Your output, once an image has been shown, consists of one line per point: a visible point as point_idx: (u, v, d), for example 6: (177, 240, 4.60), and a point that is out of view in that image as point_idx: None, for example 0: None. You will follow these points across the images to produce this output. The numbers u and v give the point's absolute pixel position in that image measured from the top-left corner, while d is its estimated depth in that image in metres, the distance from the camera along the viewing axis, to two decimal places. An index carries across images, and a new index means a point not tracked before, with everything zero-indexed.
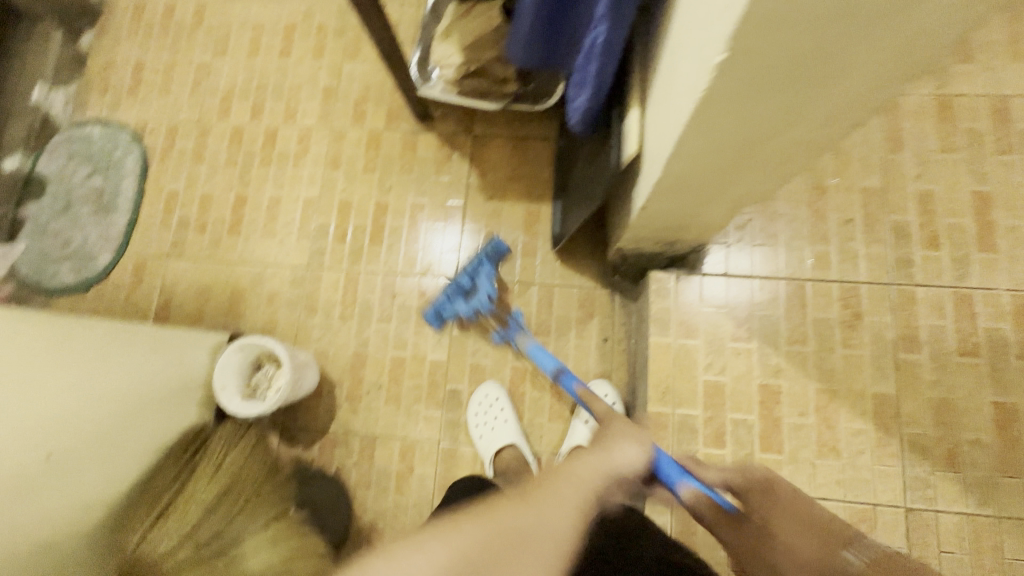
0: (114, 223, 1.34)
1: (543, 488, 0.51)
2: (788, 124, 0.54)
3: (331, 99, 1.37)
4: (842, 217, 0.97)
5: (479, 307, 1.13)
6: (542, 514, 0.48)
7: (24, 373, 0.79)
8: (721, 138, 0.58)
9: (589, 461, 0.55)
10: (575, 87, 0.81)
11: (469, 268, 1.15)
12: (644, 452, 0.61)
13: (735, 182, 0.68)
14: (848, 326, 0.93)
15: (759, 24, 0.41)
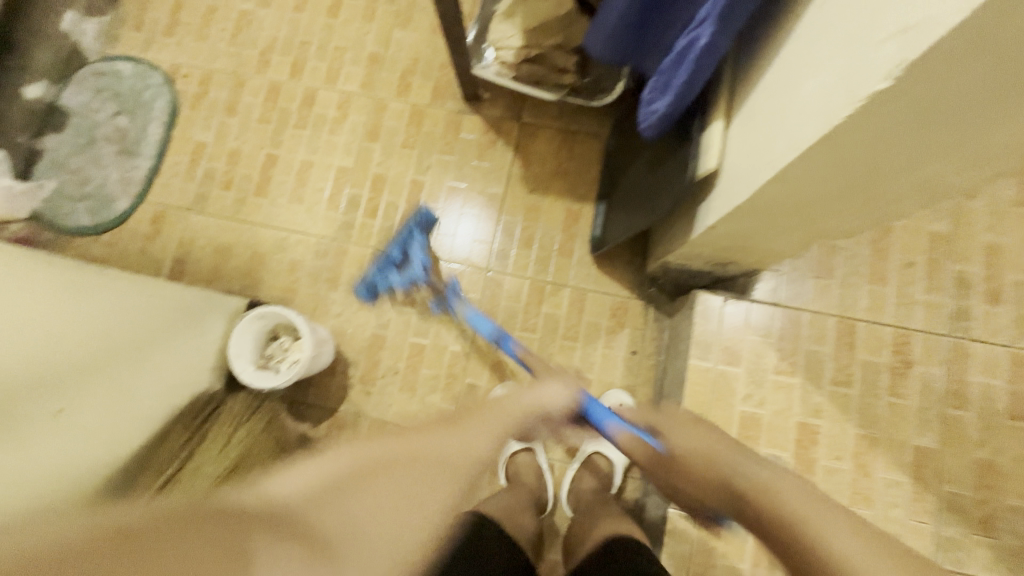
0: (136, 167, 1.29)
1: (471, 416, 0.58)
2: (919, 164, 0.48)
3: (377, 66, 1.30)
4: (904, 260, 0.93)
5: (412, 278, 1.11)
6: (467, 440, 0.53)
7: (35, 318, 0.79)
8: (821, 177, 0.54)
9: (512, 402, 0.64)
10: (655, 90, 0.75)
11: (396, 238, 1.12)
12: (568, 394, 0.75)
13: (819, 216, 0.64)
14: (896, 374, 0.89)
15: (924, 75, 0.36)
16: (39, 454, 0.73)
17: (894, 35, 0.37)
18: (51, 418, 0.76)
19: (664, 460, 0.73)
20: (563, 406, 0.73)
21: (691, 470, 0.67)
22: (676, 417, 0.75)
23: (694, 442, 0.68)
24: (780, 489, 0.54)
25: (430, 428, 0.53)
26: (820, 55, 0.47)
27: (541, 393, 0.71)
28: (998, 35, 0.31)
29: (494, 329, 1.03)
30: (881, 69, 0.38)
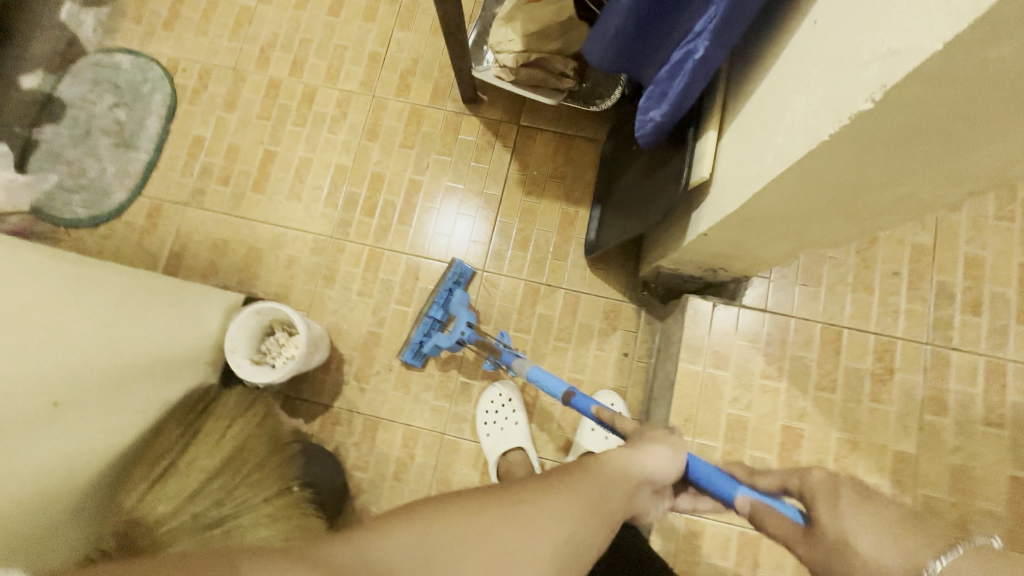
0: (134, 160, 1.29)
1: (574, 486, 0.56)
2: (900, 180, 0.50)
3: (377, 66, 1.31)
4: (888, 270, 0.96)
5: (461, 337, 1.05)
6: (566, 521, 0.52)
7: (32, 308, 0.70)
8: (807, 189, 0.56)
9: (614, 464, 0.60)
10: (652, 99, 0.77)
11: (437, 299, 1.13)
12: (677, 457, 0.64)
13: (805, 226, 0.67)
14: (879, 380, 0.92)
15: (906, 99, 0.38)
16: (36, 453, 0.68)
17: (878, 58, 0.39)
18: (48, 411, 0.70)
19: (834, 554, 0.48)
20: (660, 481, 0.62)
21: (851, 551, 0.47)
22: (828, 482, 0.53)
23: (862, 522, 0.48)
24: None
25: (535, 499, 0.53)
26: (809, 73, 0.49)
27: (639, 462, 0.61)
28: (973, 64, 0.33)
29: (560, 384, 0.88)
30: (865, 91, 0.40)
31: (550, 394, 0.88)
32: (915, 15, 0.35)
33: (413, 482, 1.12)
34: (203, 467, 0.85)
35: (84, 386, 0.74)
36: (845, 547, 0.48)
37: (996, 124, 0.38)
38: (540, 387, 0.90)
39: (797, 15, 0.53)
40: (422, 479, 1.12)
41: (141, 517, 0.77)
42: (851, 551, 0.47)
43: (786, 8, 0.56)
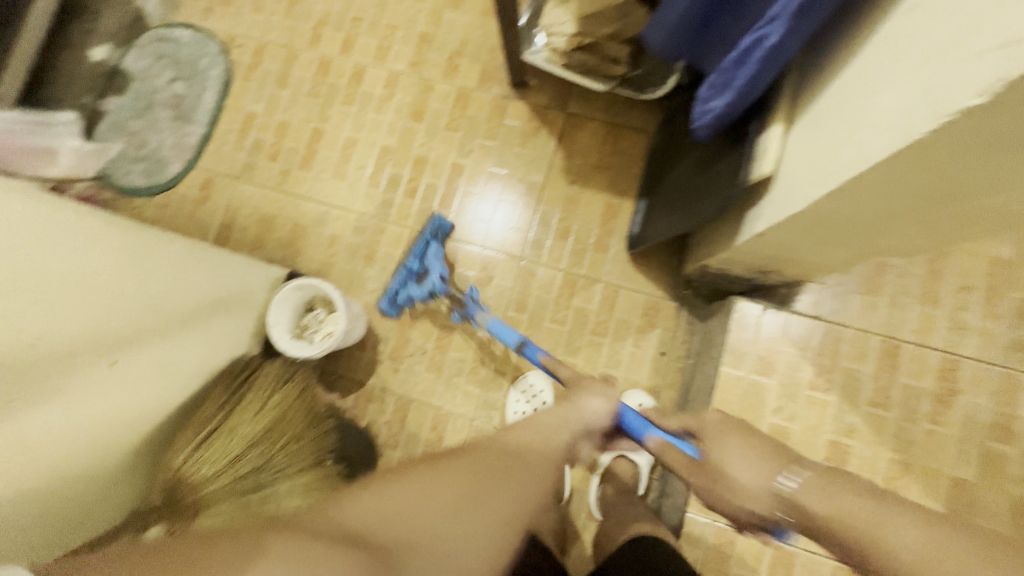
0: (190, 133, 1.33)
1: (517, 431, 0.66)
2: (1002, 189, 0.45)
3: (426, 47, 1.30)
4: (959, 283, 0.89)
5: (433, 290, 1.15)
6: (516, 459, 0.61)
7: (74, 272, 0.73)
8: (888, 194, 0.52)
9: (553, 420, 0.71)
10: (713, 88, 0.73)
11: (414, 249, 1.18)
12: (608, 405, 0.78)
13: (881, 233, 0.62)
14: (939, 401, 0.86)
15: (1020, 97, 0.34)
16: (91, 409, 0.72)
17: (993, 48, 0.34)
18: (106, 370, 0.74)
19: (711, 480, 0.65)
20: (597, 428, 0.75)
21: (727, 477, 0.63)
22: (717, 425, 0.67)
23: (746, 461, 0.62)
24: (811, 499, 0.54)
25: (486, 447, 0.62)
26: (905, 62, 0.44)
27: (577, 412, 0.74)
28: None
29: (513, 336, 1.00)
30: (973, 86, 0.36)
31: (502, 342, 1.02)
32: None
33: None
34: (243, 434, 0.88)
35: (133, 344, 0.77)
36: (721, 475, 0.64)
37: None
38: (495, 335, 1.04)
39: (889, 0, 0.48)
40: None
41: (186, 476, 0.82)
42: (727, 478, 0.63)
43: None
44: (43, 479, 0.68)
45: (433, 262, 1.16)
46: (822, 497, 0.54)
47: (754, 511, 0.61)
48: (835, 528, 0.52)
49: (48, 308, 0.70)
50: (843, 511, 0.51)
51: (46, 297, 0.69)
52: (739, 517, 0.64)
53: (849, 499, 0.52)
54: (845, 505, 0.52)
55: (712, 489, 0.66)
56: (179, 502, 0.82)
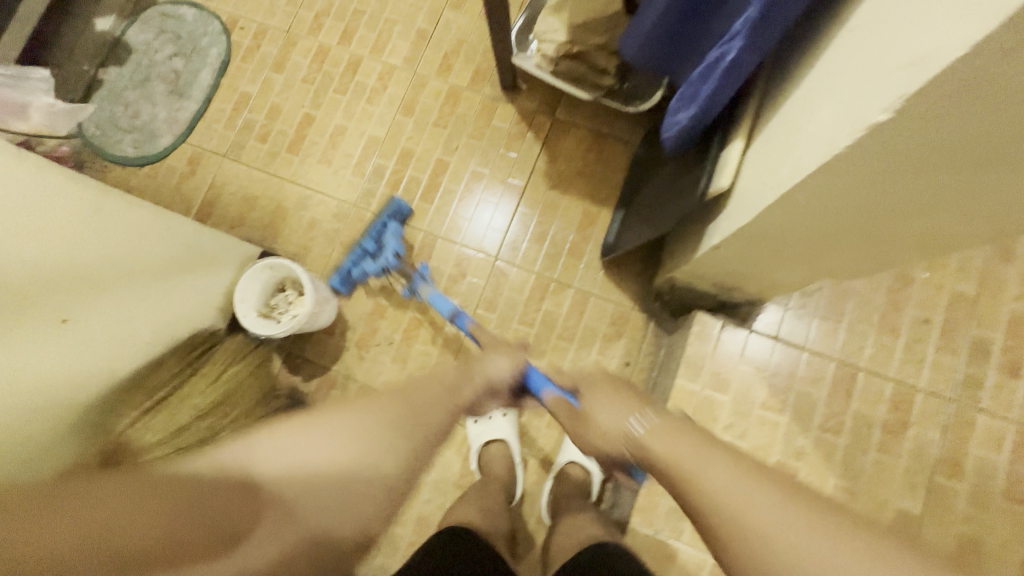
0: (184, 108, 1.35)
1: (390, 399, 0.58)
2: (936, 205, 0.47)
3: (423, 43, 1.32)
4: (919, 316, 0.89)
5: (384, 264, 1.12)
6: (389, 431, 0.55)
7: (47, 217, 0.74)
8: (827, 209, 0.53)
9: (429, 395, 0.62)
10: (681, 101, 0.74)
11: (373, 230, 1.17)
12: (513, 364, 0.79)
13: (830, 249, 0.63)
14: (890, 431, 0.86)
15: (922, 115, 0.36)
16: (45, 360, 0.72)
17: (897, 69, 0.36)
18: (57, 326, 0.73)
19: (578, 423, 0.75)
20: (501, 385, 0.76)
21: (591, 422, 0.71)
22: (602, 383, 0.74)
23: (606, 403, 0.70)
24: (653, 442, 0.59)
25: (336, 417, 0.53)
26: (835, 84, 0.46)
27: (484, 373, 0.74)
28: (999, 82, 0.31)
29: (450, 309, 1.00)
30: (882, 101, 0.38)
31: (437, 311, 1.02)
32: (940, 17, 0.32)
33: None
34: (194, 404, 0.92)
35: (91, 301, 0.77)
36: (586, 418, 0.72)
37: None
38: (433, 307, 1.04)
39: (839, 21, 0.49)
40: None
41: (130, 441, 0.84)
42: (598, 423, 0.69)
43: (829, 12, 0.52)
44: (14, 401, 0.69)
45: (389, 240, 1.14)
46: (659, 441, 0.59)
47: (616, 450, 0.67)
48: (670, 472, 0.55)
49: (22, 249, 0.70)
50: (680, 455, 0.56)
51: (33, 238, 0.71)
52: (598, 454, 0.73)
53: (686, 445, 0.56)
54: (680, 450, 0.56)
55: (578, 429, 0.75)
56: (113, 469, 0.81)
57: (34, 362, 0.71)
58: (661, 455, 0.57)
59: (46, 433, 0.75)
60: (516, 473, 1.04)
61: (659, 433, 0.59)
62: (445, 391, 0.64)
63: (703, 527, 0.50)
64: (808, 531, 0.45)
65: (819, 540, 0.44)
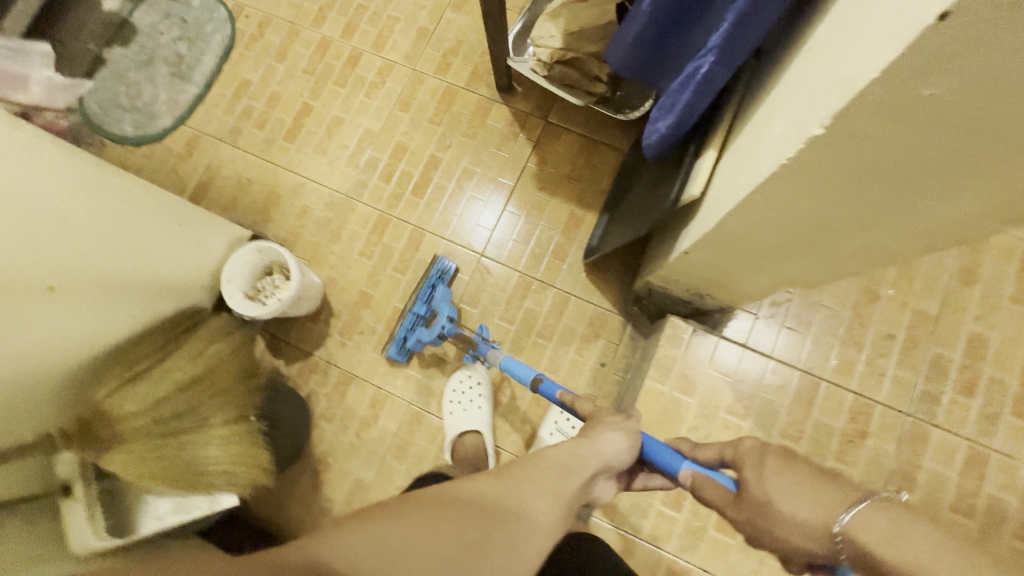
0: (185, 91, 1.37)
1: (517, 484, 0.51)
2: (879, 216, 0.50)
3: (423, 42, 1.35)
4: (883, 331, 0.92)
5: (441, 330, 1.09)
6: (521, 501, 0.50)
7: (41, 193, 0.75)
8: (780, 217, 0.57)
9: (552, 470, 0.54)
10: (660, 110, 0.77)
11: (421, 293, 1.14)
12: (631, 441, 0.62)
13: (788, 258, 0.67)
14: (848, 441, 0.89)
15: (849, 133, 0.40)
16: (29, 328, 0.73)
17: (834, 87, 0.39)
18: (45, 295, 0.75)
19: (760, 521, 0.51)
20: (615, 470, 0.61)
21: (773, 513, 0.50)
22: (755, 450, 0.54)
23: (787, 486, 0.50)
24: (883, 546, 0.43)
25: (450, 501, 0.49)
26: (787, 101, 0.50)
27: (593, 447, 0.59)
28: (910, 101, 0.34)
29: (532, 372, 0.91)
30: (818, 117, 0.41)
31: (518, 379, 0.90)
32: (865, 43, 0.35)
33: (371, 442, 1.15)
34: (175, 377, 0.91)
35: (78, 274, 0.78)
36: (767, 506, 0.51)
37: (937, 172, 0.40)
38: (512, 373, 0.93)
39: (800, 42, 0.52)
40: (381, 442, 1.15)
41: (108, 409, 0.85)
42: (772, 510, 0.50)
43: (794, 33, 0.55)
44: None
45: (439, 303, 1.12)
46: (885, 543, 0.43)
47: (809, 549, 0.48)
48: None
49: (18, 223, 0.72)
50: (913, 557, 0.42)
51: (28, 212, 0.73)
52: (785, 554, 0.51)
53: (914, 542, 0.43)
54: (924, 557, 0.42)
55: (758, 528, 0.51)
56: (94, 434, 0.84)
57: (19, 329, 0.72)
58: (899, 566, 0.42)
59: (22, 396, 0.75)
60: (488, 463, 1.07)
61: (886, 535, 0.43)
62: (563, 471, 0.55)
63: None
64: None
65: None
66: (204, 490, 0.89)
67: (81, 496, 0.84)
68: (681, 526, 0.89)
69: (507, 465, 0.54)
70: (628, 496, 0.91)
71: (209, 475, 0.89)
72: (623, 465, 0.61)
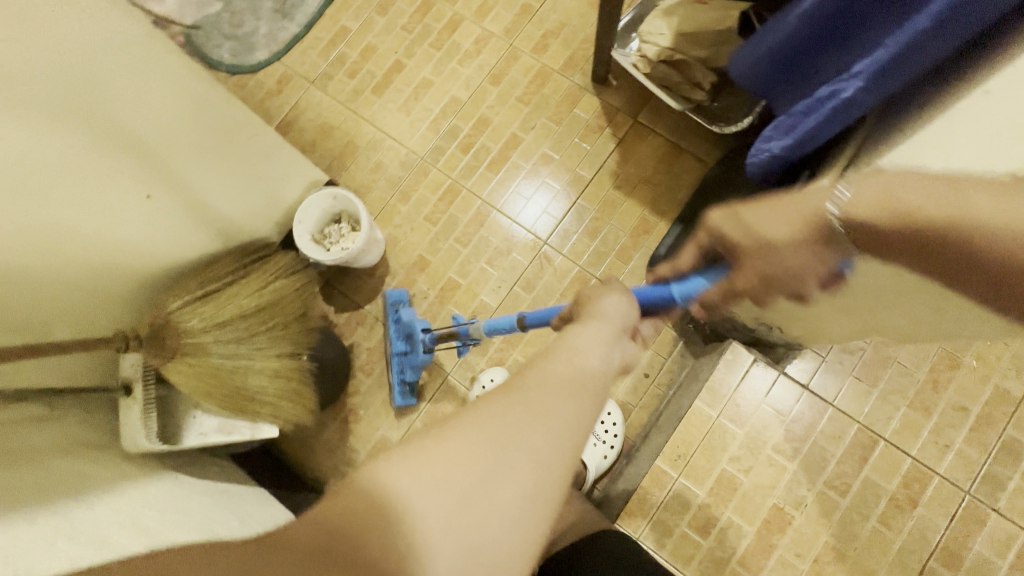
0: (284, 29, 1.39)
1: (528, 393, 0.45)
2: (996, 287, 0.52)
3: (525, 18, 1.33)
4: (957, 401, 0.87)
5: (428, 346, 1.05)
6: (529, 416, 0.44)
7: (162, 101, 0.74)
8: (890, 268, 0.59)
9: (563, 375, 0.47)
10: (777, 128, 0.74)
11: (393, 333, 1.12)
12: (628, 298, 0.60)
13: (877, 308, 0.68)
14: (896, 506, 0.85)
15: None
16: (121, 228, 0.76)
17: None
18: (143, 201, 0.77)
19: (762, 256, 0.63)
20: (630, 326, 0.58)
21: (769, 245, 0.62)
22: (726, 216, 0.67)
23: (770, 217, 0.62)
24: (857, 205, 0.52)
25: (419, 492, 0.39)
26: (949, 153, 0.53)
27: (602, 315, 0.56)
28: None
29: (512, 321, 0.88)
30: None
31: (502, 329, 0.87)
32: None
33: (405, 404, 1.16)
34: (239, 304, 0.92)
35: (169, 187, 0.81)
36: (764, 245, 0.62)
37: None
38: (495, 331, 0.90)
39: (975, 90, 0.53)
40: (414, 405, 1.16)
41: (178, 321, 0.86)
42: (768, 244, 0.62)
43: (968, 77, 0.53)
44: (83, 258, 0.73)
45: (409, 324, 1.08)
46: (876, 205, 0.50)
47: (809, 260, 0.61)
48: (919, 235, 0.47)
49: (137, 128, 0.72)
50: (904, 207, 0.48)
51: (150, 119, 0.73)
52: (796, 273, 0.63)
53: (905, 198, 0.48)
54: (914, 203, 0.47)
55: (766, 265, 0.63)
56: (162, 342, 0.84)
57: (114, 229, 0.75)
58: (892, 224, 0.49)
59: (95, 289, 0.79)
60: None
61: (883, 190, 0.50)
62: (574, 362, 0.49)
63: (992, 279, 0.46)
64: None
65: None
66: (248, 417, 0.93)
67: (139, 399, 0.85)
68: (704, 553, 0.87)
69: (516, 373, 0.48)
70: (654, 511, 0.90)
71: (257, 404, 0.92)
72: (633, 318, 0.59)
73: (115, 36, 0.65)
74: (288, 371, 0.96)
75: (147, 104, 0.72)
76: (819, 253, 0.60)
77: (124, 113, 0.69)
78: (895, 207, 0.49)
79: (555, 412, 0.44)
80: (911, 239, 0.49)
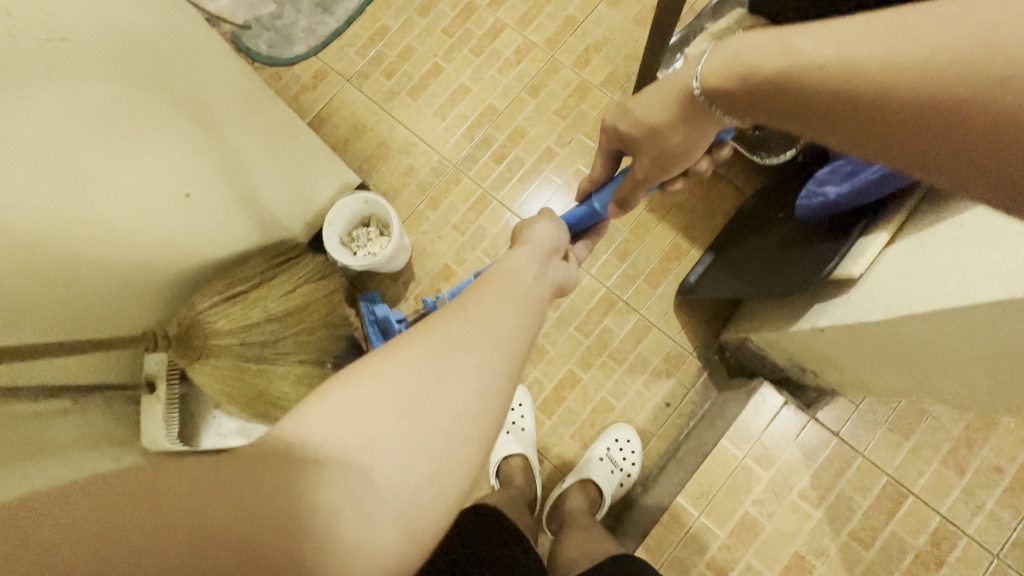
0: (324, 23, 1.37)
1: (468, 310, 0.46)
2: None
3: (568, 30, 1.31)
4: (990, 462, 0.88)
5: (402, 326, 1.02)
6: (465, 323, 0.44)
7: (208, 97, 0.72)
8: (948, 336, 0.58)
9: (499, 291, 0.49)
10: (835, 177, 0.74)
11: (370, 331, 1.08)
12: (553, 221, 0.66)
13: (928, 373, 0.66)
14: (920, 563, 0.86)
15: None
16: (154, 225, 0.75)
17: None
18: (181, 199, 0.76)
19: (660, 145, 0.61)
20: (561, 249, 0.64)
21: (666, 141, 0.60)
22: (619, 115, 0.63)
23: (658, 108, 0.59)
24: (742, 64, 0.50)
25: (369, 402, 0.38)
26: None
27: (532, 241, 0.62)
28: None
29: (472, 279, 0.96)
30: None
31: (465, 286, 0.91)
32: None
33: None
34: (266, 307, 0.92)
35: (207, 187, 0.79)
36: (659, 136, 0.60)
37: None
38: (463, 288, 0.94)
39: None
40: None
41: (206, 322, 0.86)
42: (664, 132, 0.60)
43: None
44: (113, 254, 0.72)
45: (385, 319, 1.05)
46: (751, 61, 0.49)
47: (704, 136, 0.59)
48: (781, 89, 0.47)
49: (181, 125, 0.70)
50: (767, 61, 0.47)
51: (194, 118, 0.71)
52: (694, 151, 0.61)
53: (771, 49, 0.47)
54: (780, 52, 0.46)
55: (663, 150, 0.61)
56: (187, 344, 0.85)
57: (148, 225, 0.74)
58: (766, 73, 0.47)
59: (117, 286, 0.77)
60: (533, 489, 1.02)
61: (728, 55, 0.51)
62: (511, 283, 0.52)
63: (857, 119, 0.42)
64: (890, 37, 0.39)
65: (878, 33, 0.40)
66: (268, 420, 0.92)
67: (162, 398, 0.86)
68: None
69: (459, 299, 0.48)
70: (675, 550, 0.93)
71: (276, 406, 0.92)
72: (560, 239, 0.65)
73: (167, 32, 0.63)
74: (303, 370, 0.95)
75: (192, 99, 0.70)
76: (693, 129, 0.58)
77: (171, 110, 0.68)
78: (740, 65, 0.50)
79: (495, 323, 0.45)
80: (762, 93, 0.48)
